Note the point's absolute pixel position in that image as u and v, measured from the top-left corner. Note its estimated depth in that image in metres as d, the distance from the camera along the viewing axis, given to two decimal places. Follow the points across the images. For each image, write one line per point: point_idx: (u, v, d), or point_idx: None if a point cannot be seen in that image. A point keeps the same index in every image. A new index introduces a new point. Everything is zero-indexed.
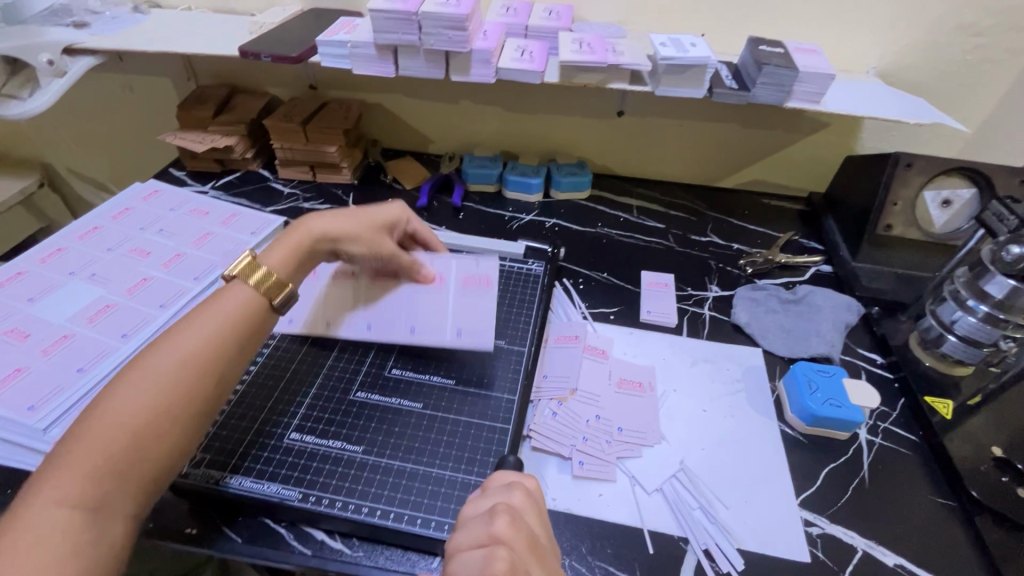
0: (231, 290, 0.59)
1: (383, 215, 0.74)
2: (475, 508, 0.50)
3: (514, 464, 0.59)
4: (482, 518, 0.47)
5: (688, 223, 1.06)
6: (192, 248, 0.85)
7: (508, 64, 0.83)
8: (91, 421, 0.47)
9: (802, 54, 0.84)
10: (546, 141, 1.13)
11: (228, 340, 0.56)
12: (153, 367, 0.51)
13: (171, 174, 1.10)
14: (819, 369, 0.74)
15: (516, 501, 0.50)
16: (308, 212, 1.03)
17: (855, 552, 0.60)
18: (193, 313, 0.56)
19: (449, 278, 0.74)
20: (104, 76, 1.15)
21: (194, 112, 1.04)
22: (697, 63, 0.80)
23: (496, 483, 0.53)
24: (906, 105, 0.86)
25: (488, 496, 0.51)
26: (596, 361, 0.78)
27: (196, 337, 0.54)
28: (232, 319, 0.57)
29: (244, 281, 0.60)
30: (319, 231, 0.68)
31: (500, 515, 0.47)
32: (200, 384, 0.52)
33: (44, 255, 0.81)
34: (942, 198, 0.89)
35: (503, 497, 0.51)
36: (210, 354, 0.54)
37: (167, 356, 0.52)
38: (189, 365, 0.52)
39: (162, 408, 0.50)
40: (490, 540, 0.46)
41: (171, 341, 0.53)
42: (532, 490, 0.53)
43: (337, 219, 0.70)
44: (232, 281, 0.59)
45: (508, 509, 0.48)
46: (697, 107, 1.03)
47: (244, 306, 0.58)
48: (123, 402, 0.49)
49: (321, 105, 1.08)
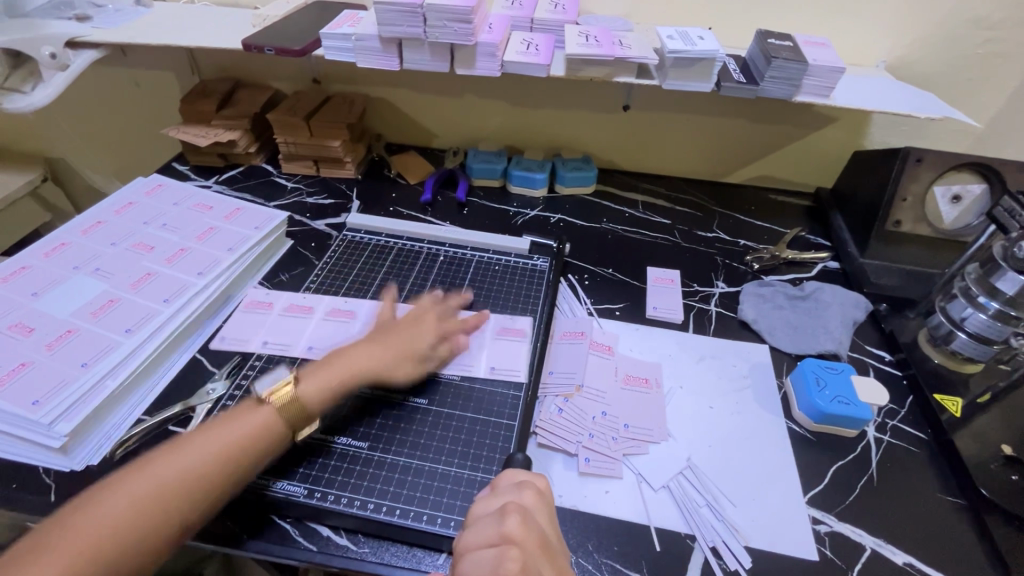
0: (260, 412, 0.59)
1: (431, 334, 0.71)
2: (487, 506, 0.50)
3: (522, 462, 0.58)
4: (493, 518, 0.47)
5: (694, 218, 1.06)
6: (195, 243, 0.85)
7: (514, 58, 0.82)
8: (84, 516, 0.48)
9: (811, 48, 0.82)
10: (551, 136, 1.12)
11: (237, 458, 0.55)
12: (163, 469, 0.52)
13: (175, 169, 1.09)
14: (826, 365, 0.74)
15: (527, 500, 0.50)
16: (312, 207, 1.03)
17: (864, 550, 0.60)
18: (220, 421, 0.58)
19: (486, 329, 0.76)
20: (107, 70, 1.15)
21: (197, 106, 1.04)
22: (705, 56, 0.79)
23: (506, 482, 0.53)
24: (917, 99, 0.85)
25: (499, 495, 0.51)
26: (602, 357, 0.77)
27: (208, 449, 0.55)
28: (245, 440, 0.57)
29: (274, 403, 0.59)
30: (360, 366, 0.65)
31: (511, 515, 0.47)
32: (191, 503, 0.52)
33: (47, 250, 0.80)
34: (952, 194, 0.88)
35: (515, 496, 0.50)
36: (216, 470, 0.54)
37: (173, 466, 0.53)
38: (192, 476, 0.53)
39: (154, 512, 0.50)
40: (502, 540, 0.46)
41: (189, 444, 0.55)
42: (543, 489, 0.52)
43: (381, 347, 0.68)
44: (265, 403, 0.59)
45: (519, 509, 0.48)
46: (704, 102, 1.02)
47: (263, 426, 0.58)
48: (118, 504, 0.50)
49: (324, 99, 1.07)
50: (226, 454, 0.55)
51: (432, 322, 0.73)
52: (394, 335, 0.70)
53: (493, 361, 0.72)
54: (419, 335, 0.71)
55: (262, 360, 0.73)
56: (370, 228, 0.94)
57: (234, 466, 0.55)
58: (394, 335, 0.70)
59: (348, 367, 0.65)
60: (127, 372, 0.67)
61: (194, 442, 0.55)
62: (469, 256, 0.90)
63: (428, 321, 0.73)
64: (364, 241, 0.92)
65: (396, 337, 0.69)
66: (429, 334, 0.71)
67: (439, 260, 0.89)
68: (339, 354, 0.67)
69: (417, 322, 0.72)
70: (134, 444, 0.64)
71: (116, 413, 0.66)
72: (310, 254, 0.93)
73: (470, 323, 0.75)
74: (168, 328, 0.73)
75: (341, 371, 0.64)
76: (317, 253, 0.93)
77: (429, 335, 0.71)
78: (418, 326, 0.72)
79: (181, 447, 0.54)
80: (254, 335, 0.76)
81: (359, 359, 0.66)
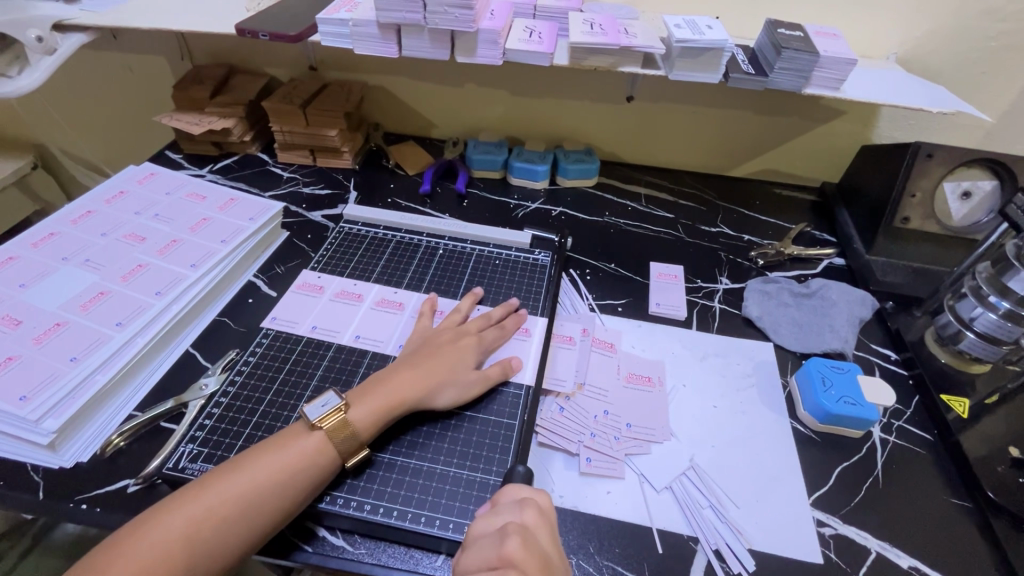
0: (311, 441, 0.56)
1: (476, 355, 0.68)
2: (487, 525, 0.49)
3: (522, 477, 0.56)
4: (493, 540, 0.46)
5: (697, 212, 1.04)
6: (189, 234, 0.83)
7: (516, 46, 0.80)
8: (139, 532, 0.49)
9: (822, 38, 0.80)
10: (553, 127, 1.10)
11: (281, 492, 0.53)
12: (215, 493, 0.51)
13: (168, 157, 1.07)
14: (832, 364, 0.72)
15: (529, 520, 0.48)
16: (308, 197, 1.00)
17: (869, 553, 0.59)
18: (275, 444, 0.56)
19: (535, 332, 0.75)
20: (97, 54, 1.11)
21: (190, 93, 1.01)
22: (713, 46, 0.76)
23: (508, 499, 0.51)
24: (929, 93, 0.83)
25: (499, 513, 0.49)
26: (605, 355, 0.76)
27: (254, 478, 0.53)
28: (295, 469, 0.54)
29: (325, 434, 0.57)
30: (407, 393, 0.61)
31: (511, 537, 0.46)
32: (235, 529, 0.51)
33: (36, 240, 0.78)
34: (962, 190, 0.86)
35: (516, 515, 0.49)
36: (260, 503, 0.52)
37: (225, 489, 0.52)
38: (237, 508, 0.51)
39: (202, 544, 0.49)
40: (501, 562, 0.44)
41: (236, 473, 0.53)
42: (546, 508, 0.51)
43: (428, 368, 0.64)
44: (316, 432, 0.56)
45: (519, 530, 0.47)
46: (709, 93, 1.00)
47: (309, 456, 0.55)
48: (168, 523, 0.49)
49: (321, 87, 1.05)
50: (270, 487, 0.52)
51: (473, 339, 0.69)
52: (436, 357, 0.66)
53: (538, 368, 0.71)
54: (463, 358, 0.67)
55: (257, 355, 0.71)
56: (368, 220, 0.92)
57: (280, 499, 0.53)
58: (437, 356, 0.66)
59: (394, 395, 0.61)
60: (118, 367, 0.65)
61: (240, 471, 0.53)
62: (468, 249, 0.88)
63: (469, 339, 0.69)
64: (362, 233, 0.90)
65: (440, 360, 0.65)
66: (473, 357, 0.67)
67: (438, 253, 0.87)
68: (385, 377, 0.63)
69: (459, 341, 0.68)
70: (124, 440, 0.63)
71: (107, 408, 0.64)
72: (306, 246, 0.91)
73: (507, 330, 0.73)
74: (159, 322, 0.71)
75: (389, 399, 0.60)
76: (314, 245, 0.91)
77: (473, 358, 0.67)
78: (464, 345, 0.68)
79: (228, 475, 0.53)
80: (304, 319, 0.76)
81: (404, 385, 0.62)
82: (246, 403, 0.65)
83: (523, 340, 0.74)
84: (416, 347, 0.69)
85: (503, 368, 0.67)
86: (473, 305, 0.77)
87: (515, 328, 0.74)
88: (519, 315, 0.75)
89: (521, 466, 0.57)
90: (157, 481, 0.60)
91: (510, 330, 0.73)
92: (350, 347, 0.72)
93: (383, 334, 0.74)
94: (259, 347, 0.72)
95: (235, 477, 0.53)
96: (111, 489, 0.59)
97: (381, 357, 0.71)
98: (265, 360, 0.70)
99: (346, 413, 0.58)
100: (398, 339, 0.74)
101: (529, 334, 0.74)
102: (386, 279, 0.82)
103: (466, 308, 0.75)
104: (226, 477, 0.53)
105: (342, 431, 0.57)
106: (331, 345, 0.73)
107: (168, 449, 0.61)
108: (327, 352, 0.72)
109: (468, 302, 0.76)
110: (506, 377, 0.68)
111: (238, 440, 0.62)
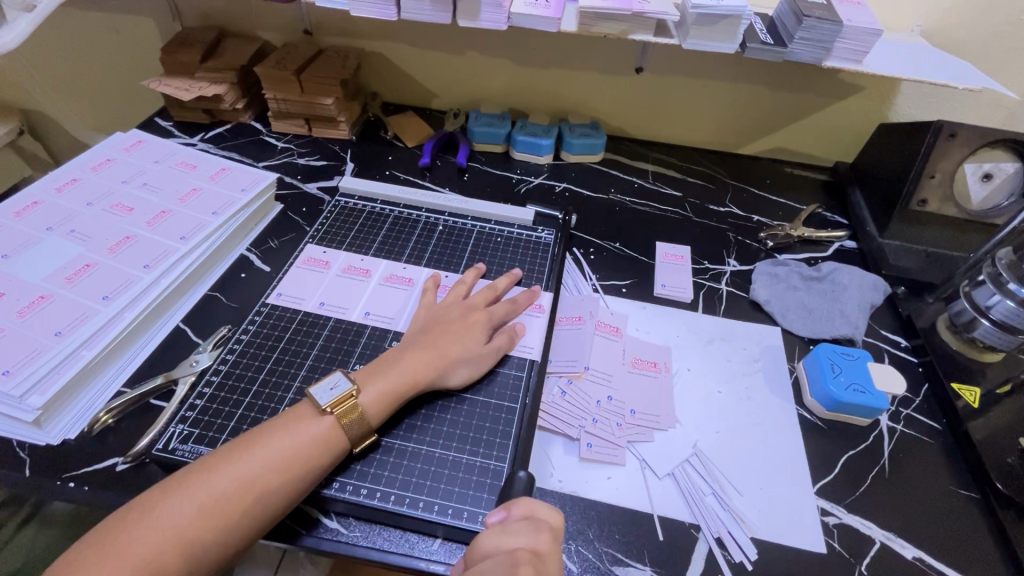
0: (319, 425, 0.54)
1: (484, 326, 0.66)
2: (498, 544, 0.47)
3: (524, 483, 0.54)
4: (502, 566, 0.45)
5: (706, 191, 1.00)
6: (178, 205, 0.79)
7: (522, 10, 0.76)
8: (142, 519, 0.47)
9: (846, 7, 0.76)
10: (558, 98, 1.05)
11: (292, 477, 0.51)
12: (222, 479, 0.49)
13: (157, 124, 1.03)
14: (842, 351, 0.70)
15: (543, 545, 0.47)
16: (304, 168, 0.97)
17: (873, 543, 0.58)
18: (282, 426, 0.54)
19: (546, 309, 0.73)
20: (81, 14, 1.06)
21: (178, 55, 0.96)
22: (731, 13, 0.72)
23: (518, 513, 0.50)
24: (956, 68, 0.79)
25: (511, 533, 0.48)
26: (609, 339, 0.73)
27: (263, 465, 0.51)
28: (304, 453, 0.52)
29: (337, 418, 0.55)
30: (418, 373, 0.60)
31: (522, 568, 0.45)
32: (244, 514, 0.49)
33: (19, 208, 0.75)
34: (983, 172, 0.83)
35: (529, 539, 0.47)
36: (270, 490, 0.50)
37: (232, 473, 0.50)
38: (247, 495, 0.49)
39: (211, 531, 0.48)
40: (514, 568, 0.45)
41: (244, 456, 0.51)
42: (558, 529, 0.50)
43: (438, 347, 0.62)
44: (327, 417, 0.54)
45: (530, 558, 0.46)
46: (723, 65, 0.96)
47: (321, 442, 0.53)
48: (173, 511, 0.48)
49: (317, 52, 1.00)
50: (282, 474, 0.51)
51: (483, 315, 0.67)
52: (446, 334, 0.64)
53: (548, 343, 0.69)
54: (472, 334, 0.65)
55: (251, 331, 0.68)
56: (366, 193, 0.89)
57: (291, 484, 0.51)
58: (446, 334, 0.64)
59: (407, 375, 0.59)
60: (105, 342, 0.63)
61: (249, 455, 0.51)
62: (469, 226, 0.85)
63: (478, 316, 0.67)
64: (359, 207, 0.87)
65: (451, 337, 0.63)
66: (482, 331, 0.66)
67: (437, 229, 0.84)
68: (395, 357, 0.61)
69: (468, 317, 0.67)
70: (113, 417, 0.61)
71: (94, 385, 0.63)
72: (302, 220, 0.88)
73: (519, 305, 0.71)
74: (148, 296, 0.68)
75: (401, 381, 0.59)
76: (309, 219, 0.88)
77: (481, 333, 0.65)
78: (474, 321, 0.66)
79: (236, 458, 0.51)
80: (310, 294, 0.73)
81: (417, 364, 0.60)
82: (239, 383, 0.63)
83: (535, 316, 0.72)
84: (423, 326, 0.66)
85: (510, 337, 0.67)
86: (477, 278, 0.75)
87: (527, 303, 0.72)
88: (530, 290, 0.73)
89: (523, 472, 0.55)
90: (146, 460, 0.58)
91: (522, 305, 0.71)
92: (345, 325, 0.70)
93: (392, 310, 0.72)
94: (252, 324, 0.69)
95: (244, 462, 0.50)
96: (99, 467, 0.57)
97: (379, 336, 0.69)
98: (257, 339, 0.68)
99: (356, 396, 0.56)
100: (407, 317, 0.71)
101: (540, 309, 0.72)
102: (386, 253, 0.80)
103: (471, 280, 0.73)
104: (232, 461, 0.51)
105: (353, 414, 0.55)
106: (327, 323, 0.70)
107: (159, 429, 0.59)
108: (324, 329, 0.69)
109: (472, 274, 0.74)
110: (511, 349, 0.67)
111: (231, 421, 0.60)
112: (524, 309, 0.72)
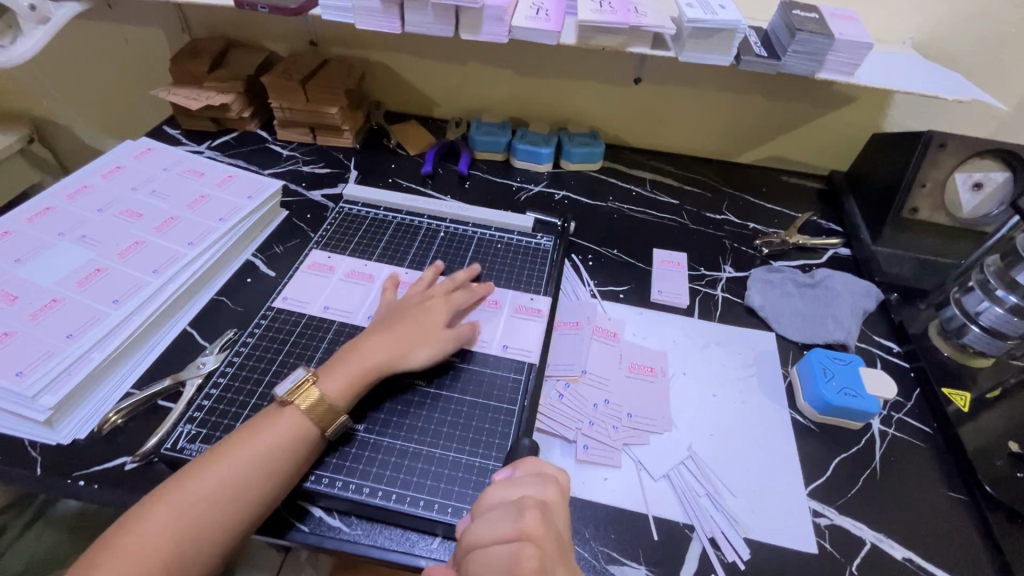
0: (291, 416, 0.56)
1: (442, 310, 0.68)
2: (505, 494, 0.49)
3: (528, 449, 0.58)
4: (510, 513, 0.46)
5: (703, 199, 1.02)
6: (186, 212, 0.81)
7: (523, 23, 0.78)
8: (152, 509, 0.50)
9: (837, 21, 0.78)
10: (557, 108, 1.08)
11: (280, 467, 0.53)
12: (221, 470, 0.52)
13: (165, 132, 1.05)
14: (834, 356, 0.72)
15: (550, 497, 0.49)
16: (308, 176, 0.99)
17: (863, 544, 0.59)
18: (268, 419, 0.56)
19: (538, 312, 0.75)
20: (92, 25, 1.09)
21: (187, 66, 0.98)
22: (725, 27, 0.74)
23: (525, 471, 0.52)
24: (946, 80, 0.81)
25: (518, 484, 0.50)
26: (607, 344, 0.75)
27: (256, 456, 0.53)
28: (292, 443, 0.55)
29: (296, 406, 0.57)
30: (376, 360, 0.62)
31: (531, 511, 0.46)
32: (241, 504, 0.51)
33: (32, 214, 0.77)
34: (973, 181, 0.85)
35: (538, 491, 0.49)
36: (263, 479, 0.52)
37: (231, 465, 0.52)
38: (240, 486, 0.52)
39: (213, 520, 0.50)
40: (519, 535, 0.45)
41: (239, 448, 0.54)
42: (565, 486, 0.52)
43: (394, 335, 0.64)
44: (285, 407, 0.57)
45: (538, 505, 0.48)
46: (719, 76, 0.98)
47: (302, 432, 0.56)
48: (177, 501, 0.50)
49: (322, 62, 1.02)
50: (270, 463, 0.53)
51: (441, 300, 0.70)
52: (406, 320, 0.66)
53: (506, 339, 0.71)
54: (433, 317, 0.67)
55: (257, 333, 0.70)
56: (369, 201, 0.91)
57: (280, 473, 0.53)
58: (406, 321, 0.66)
59: (365, 362, 0.61)
60: (115, 345, 0.65)
61: (245, 447, 0.54)
62: (470, 233, 0.87)
63: (437, 301, 0.69)
64: (362, 214, 0.89)
65: (409, 324, 0.65)
66: (443, 315, 0.68)
67: (439, 235, 0.86)
68: (352, 348, 0.63)
69: (425, 302, 0.69)
70: (122, 417, 0.63)
71: (104, 387, 0.64)
72: (306, 226, 0.89)
73: (474, 295, 0.73)
74: (156, 300, 0.70)
75: (360, 369, 0.60)
76: (313, 225, 0.90)
77: (442, 316, 0.68)
78: (430, 306, 0.68)
79: (233, 451, 0.53)
80: (313, 299, 0.75)
81: (375, 351, 0.62)
82: (246, 385, 0.65)
83: (533, 320, 0.73)
84: (384, 316, 0.68)
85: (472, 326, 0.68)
86: (437, 274, 0.76)
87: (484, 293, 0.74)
88: (485, 283, 0.75)
89: (527, 439, 0.59)
90: (154, 459, 0.60)
91: (478, 296, 0.73)
92: (349, 330, 0.71)
93: None
94: (259, 327, 0.71)
95: (240, 454, 0.53)
96: (107, 466, 0.59)
97: None
98: (264, 342, 0.69)
99: (314, 384, 0.58)
100: (366, 309, 0.74)
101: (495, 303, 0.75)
102: (389, 258, 0.82)
103: (430, 278, 0.75)
104: (230, 454, 0.53)
105: (312, 403, 0.57)
106: (332, 326, 0.72)
107: (167, 429, 0.61)
108: (328, 332, 0.71)
109: (433, 269, 0.76)
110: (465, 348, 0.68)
111: (237, 421, 0.61)
112: (481, 302, 0.74)
